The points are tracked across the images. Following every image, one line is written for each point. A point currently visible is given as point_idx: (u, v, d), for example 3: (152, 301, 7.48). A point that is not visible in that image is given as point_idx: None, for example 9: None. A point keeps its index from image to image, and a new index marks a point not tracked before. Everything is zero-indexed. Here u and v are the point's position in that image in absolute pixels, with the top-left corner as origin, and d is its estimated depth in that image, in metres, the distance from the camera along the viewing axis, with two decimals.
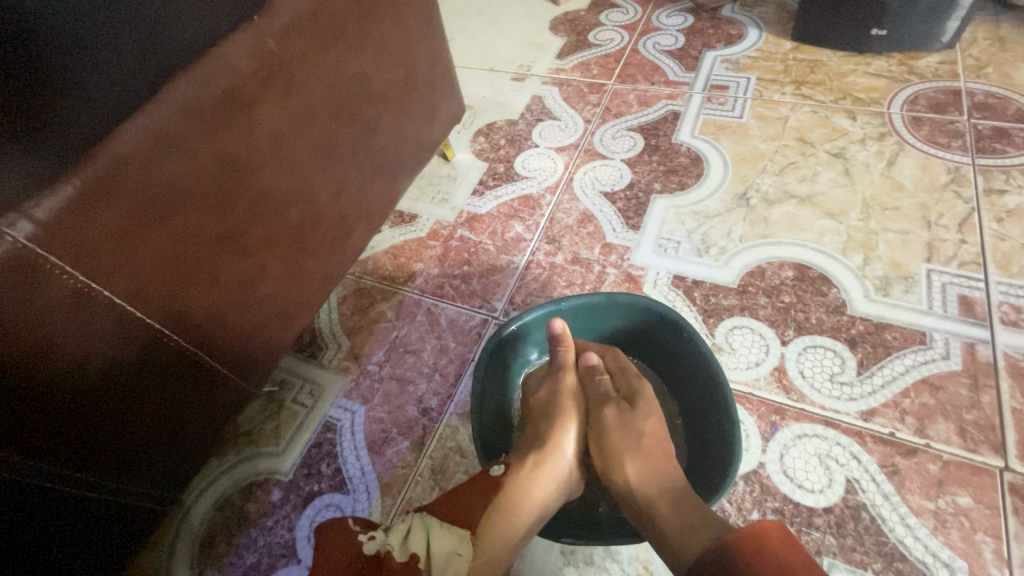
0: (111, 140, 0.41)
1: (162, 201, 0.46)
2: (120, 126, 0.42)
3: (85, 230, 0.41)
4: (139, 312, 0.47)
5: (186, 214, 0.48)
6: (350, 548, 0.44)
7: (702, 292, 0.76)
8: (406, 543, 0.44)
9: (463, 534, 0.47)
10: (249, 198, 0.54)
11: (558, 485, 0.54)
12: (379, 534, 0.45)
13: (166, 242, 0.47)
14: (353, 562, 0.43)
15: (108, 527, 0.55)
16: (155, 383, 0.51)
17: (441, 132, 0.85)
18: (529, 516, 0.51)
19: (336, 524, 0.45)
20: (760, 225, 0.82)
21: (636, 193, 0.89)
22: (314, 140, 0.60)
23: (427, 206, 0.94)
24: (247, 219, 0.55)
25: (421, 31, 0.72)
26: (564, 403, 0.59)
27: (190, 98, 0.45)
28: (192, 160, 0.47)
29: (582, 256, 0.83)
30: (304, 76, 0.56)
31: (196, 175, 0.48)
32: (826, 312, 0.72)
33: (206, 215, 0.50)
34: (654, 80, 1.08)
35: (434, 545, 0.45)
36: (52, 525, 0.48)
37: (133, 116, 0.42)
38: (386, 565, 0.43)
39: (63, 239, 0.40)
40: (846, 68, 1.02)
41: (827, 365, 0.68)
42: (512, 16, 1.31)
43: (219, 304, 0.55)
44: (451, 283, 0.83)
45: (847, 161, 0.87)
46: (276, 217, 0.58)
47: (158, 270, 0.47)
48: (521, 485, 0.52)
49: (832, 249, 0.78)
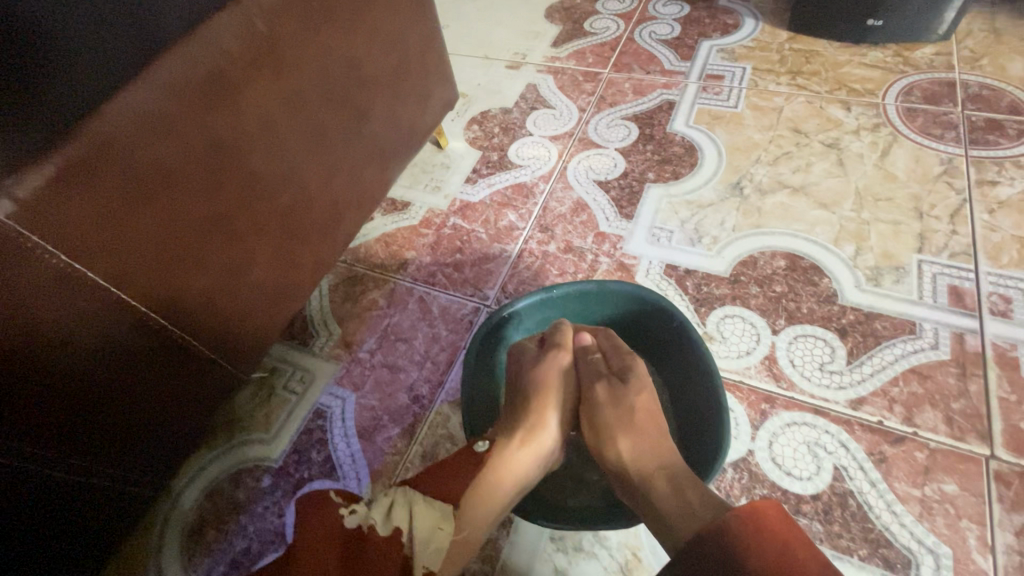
0: (95, 118, 0.40)
1: (148, 181, 0.45)
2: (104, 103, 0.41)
3: (69, 209, 0.40)
4: (125, 294, 0.46)
5: (174, 196, 0.48)
6: (330, 521, 0.42)
7: (694, 281, 0.76)
8: (389, 518, 0.44)
9: (445, 508, 0.47)
10: (238, 181, 0.54)
11: (539, 461, 0.56)
12: (360, 509, 0.43)
13: (153, 224, 0.47)
14: (334, 536, 0.42)
15: (97, 511, 0.55)
16: (142, 366, 0.51)
17: (434, 118, 0.84)
18: (509, 491, 0.53)
19: (316, 497, 0.44)
20: (753, 215, 0.82)
21: (630, 182, 0.89)
22: (304, 124, 0.60)
23: (420, 194, 0.93)
24: (236, 202, 0.54)
25: (413, 14, 0.71)
26: (551, 381, 0.60)
27: (177, 77, 0.44)
28: (180, 142, 0.47)
29: (574, 244, 0.82)
30: (294, 57, 0.55)
31: (183, 156, 0.47)
32: (817, 302, 0.72)
33: (194, 196, 0.49)
34: (650, 69, 1.07)
35: (415, 522, 0.44)
36: (37, 506, 0.48)
37: (119, 94, 0.41)
38: (368, 539, 0.42)
39: (45, 218, 0.39)
40: (842, 59, 1.02)
41: (817, 354, 0.68)
42: (507, 4, 1.30)
43: (207, 288, 0.55)
44: (443, 271, 0.83)
45: (840, 152, 0.87)
46: (265, 201, 0.58)
47: (145, 253, 0.47)
48: (506, 460, 0.53)
49: (824, 239, 0.78)
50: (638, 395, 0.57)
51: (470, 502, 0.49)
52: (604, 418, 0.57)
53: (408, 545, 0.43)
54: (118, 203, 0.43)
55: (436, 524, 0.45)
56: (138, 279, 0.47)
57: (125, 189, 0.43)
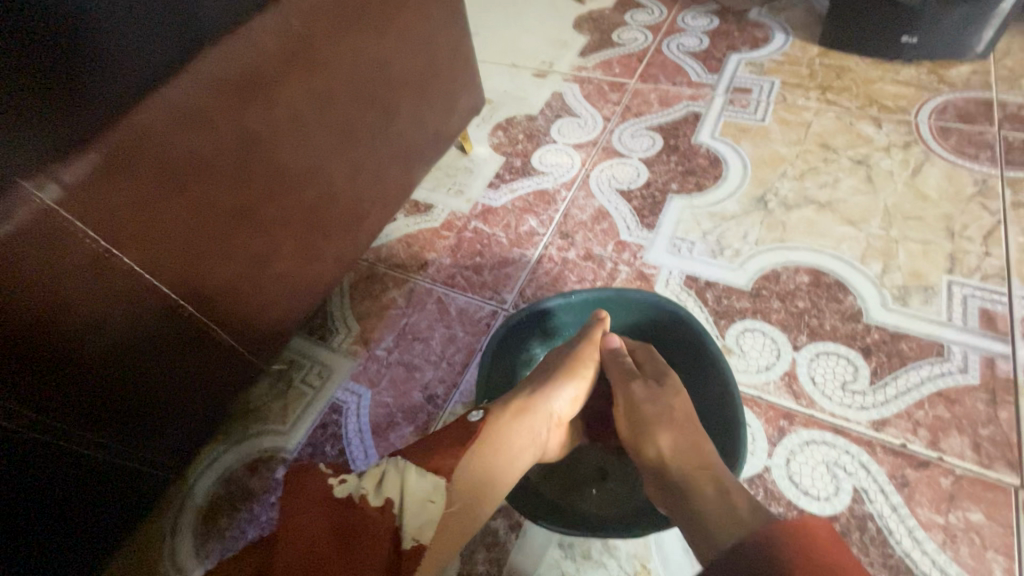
0: (139, 111, 0.42)
1: (184, 172, 0.47)
2: (142, 94, 0.42)
3: (109, 195, 0.42)
4: (156, 280, 0.48)
5: (206, 187, 0.49)
6: (320, 491, 0.44)
7: (714, 293, 0.75)
8: (380, 489, 0.45)
9: (436, 479, 0.47)
10: (268, 175, 0.55)
11: (538, 436, 0.55)
12: (350, 479, 0.45)
13: (186, 213, 0.48)
14: (325, 505, 0.43)
15: (120, 491, 0.57)
16: (168, 352, 0.52)
17: (459, 122, 0.86)
18: (507, 462, 0.52)
19: (308, 470, 0.46)
20: (777, 229, 0.81)
21: (653, 192, 0.89)
22: (333, 122, 0.61)
23: (443, 197, 0.94)
24: (264, 196, 0.56)
25: (444, 19, 0.72)
26: (566, 361, 0.60)
27: (216, 73, 0.46)
28: (211, 133, 0.48)
29: (594, 252, 0.82)
30: (328, 57, 0.57)
31: (213, 148, 0.49)
32: (841, 319, 0.71)
33: (225, 189, 0.51)
34: (677, 81, 1.07)
35: (406, 493, 0.45)
36: (65, 484, 0.50)
37: (162, 88, 0.43)
38: (358, 508, 0.43)
39: (88, 203, 0.41)
40: (874, 75, 1.00)
41: (839, 373, 0.67)
42: (537, 14, 1.31)
43: (233, 278, 0.56)
44: (462, 273, 0.83)
45: (870, 169, 0.86)
46: (292, 196, 0.59)
47: (174, 241, 0.48)
48: (502, 430, 0.52)
49: (850, 256, 0.76)
50: (663, 400, 0.57)
51: (465, 473, 0.48)
52: (633, 417, 0.57)
53: (399, 517, 0.44)
54: (151, 190, 0.45)
55: (425, 497, 0.45)
56: (167, 265, 0.49)
57: (159, 180, 0.45)
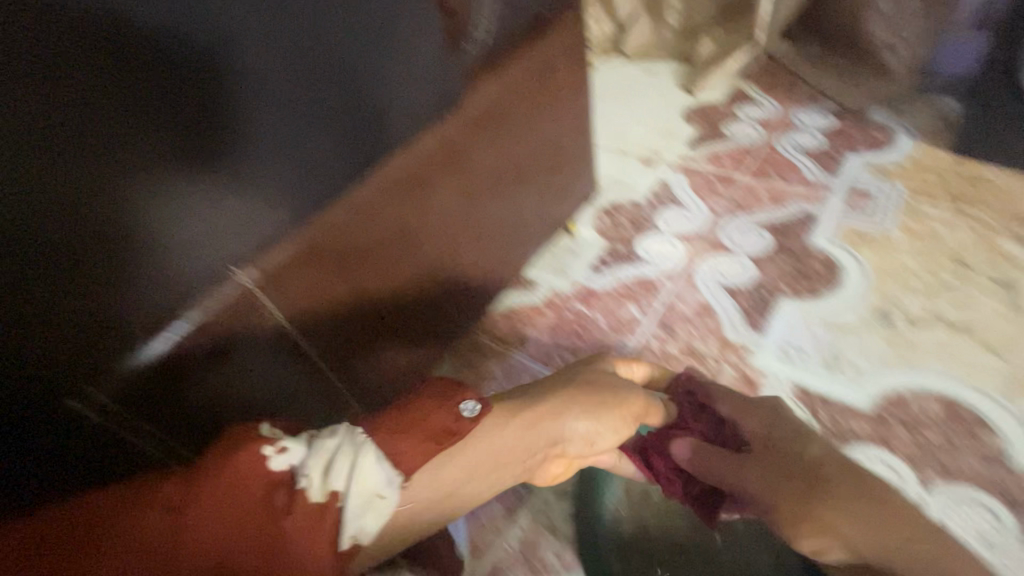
0: (323, 212, 0.51)
1: (348, 261, 0.55)
2: (315, 175, 0.49)
3: (291, 279, 0.51)
4: (309, 349, 0.56)
5: (361, 273, 0.57)
6: (259, 465, 0.43)
7: (829, 411, 0.72)
8: (326, 481, 0.44)
9: (393, 477, 0.45)
10: (410, 264, 0.62)
11: (528, 448, 0.51)
12: (289, 449, 0.44)
13: (342, 294, 0.56)
14: (266, 488, 0.42)
15: None
16: (304, 408, 0.60)
17: (571, 208, 0.89)
18: (471, 459, 0.48)
19: (248, 433, 0.45)
20: (906, 350, 0.76)
21: (761, 291, 0.87)
22: (469, 216, 0.67)
23: (545, 273, 0.98)
24: (405, 281, 0.62)
25: (573, 121, 0.77)
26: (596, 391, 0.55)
27: (385, 181, 0.54)
28: (363, 214, 0.55)
29: (696, 348, 0.82)
30: (473, 161, 0.63)
31: (363, 225, 0.55)
32: (981, 461, 0.66)
33: (376, 275, 0.58)
34: (790, 178, 1.06)
35: (357, 484, 0.44)
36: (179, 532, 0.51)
37: (344, 195, 0.52)
38: (275, 496, 0.42)
39: (275, 286, 0.50)
40: (1017, 189, 0.94)
41: (979, 523, 0.63)
42: (647, 101, 1.37)
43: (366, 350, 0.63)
44: (562, 355, 0.86)
45: (1014, 293, 0.79)
46: (427, 280, 0.65)
47: (323, 306, 0.55)
48: (484, 432, 0.49)
49: (992, 391, 0.71)
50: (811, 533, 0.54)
51: (425, 476, 0.46)
52: None
53: (342, 510, 0.43)
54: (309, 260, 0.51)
55: (375, 492, 0.44)
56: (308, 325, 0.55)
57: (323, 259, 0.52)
